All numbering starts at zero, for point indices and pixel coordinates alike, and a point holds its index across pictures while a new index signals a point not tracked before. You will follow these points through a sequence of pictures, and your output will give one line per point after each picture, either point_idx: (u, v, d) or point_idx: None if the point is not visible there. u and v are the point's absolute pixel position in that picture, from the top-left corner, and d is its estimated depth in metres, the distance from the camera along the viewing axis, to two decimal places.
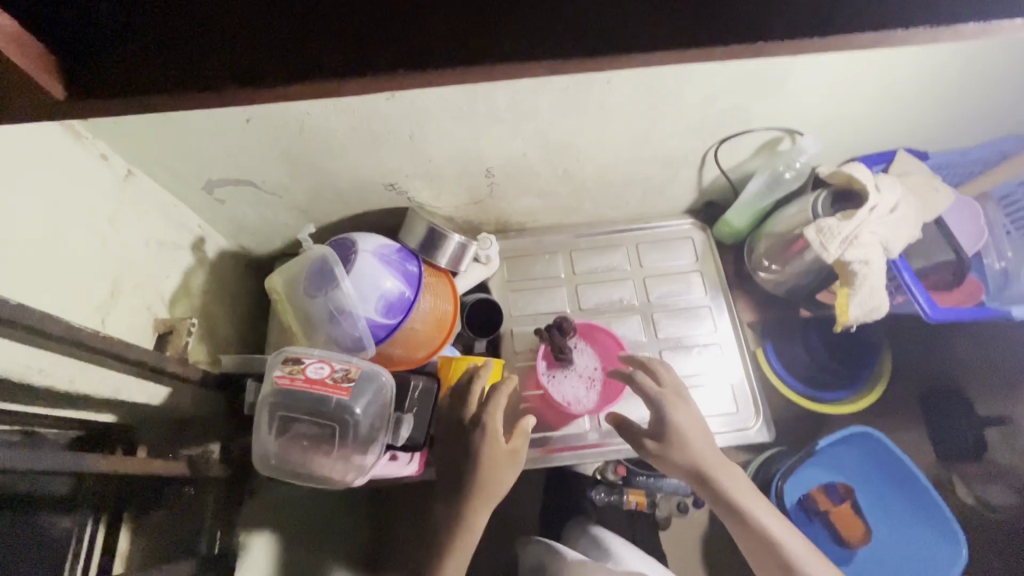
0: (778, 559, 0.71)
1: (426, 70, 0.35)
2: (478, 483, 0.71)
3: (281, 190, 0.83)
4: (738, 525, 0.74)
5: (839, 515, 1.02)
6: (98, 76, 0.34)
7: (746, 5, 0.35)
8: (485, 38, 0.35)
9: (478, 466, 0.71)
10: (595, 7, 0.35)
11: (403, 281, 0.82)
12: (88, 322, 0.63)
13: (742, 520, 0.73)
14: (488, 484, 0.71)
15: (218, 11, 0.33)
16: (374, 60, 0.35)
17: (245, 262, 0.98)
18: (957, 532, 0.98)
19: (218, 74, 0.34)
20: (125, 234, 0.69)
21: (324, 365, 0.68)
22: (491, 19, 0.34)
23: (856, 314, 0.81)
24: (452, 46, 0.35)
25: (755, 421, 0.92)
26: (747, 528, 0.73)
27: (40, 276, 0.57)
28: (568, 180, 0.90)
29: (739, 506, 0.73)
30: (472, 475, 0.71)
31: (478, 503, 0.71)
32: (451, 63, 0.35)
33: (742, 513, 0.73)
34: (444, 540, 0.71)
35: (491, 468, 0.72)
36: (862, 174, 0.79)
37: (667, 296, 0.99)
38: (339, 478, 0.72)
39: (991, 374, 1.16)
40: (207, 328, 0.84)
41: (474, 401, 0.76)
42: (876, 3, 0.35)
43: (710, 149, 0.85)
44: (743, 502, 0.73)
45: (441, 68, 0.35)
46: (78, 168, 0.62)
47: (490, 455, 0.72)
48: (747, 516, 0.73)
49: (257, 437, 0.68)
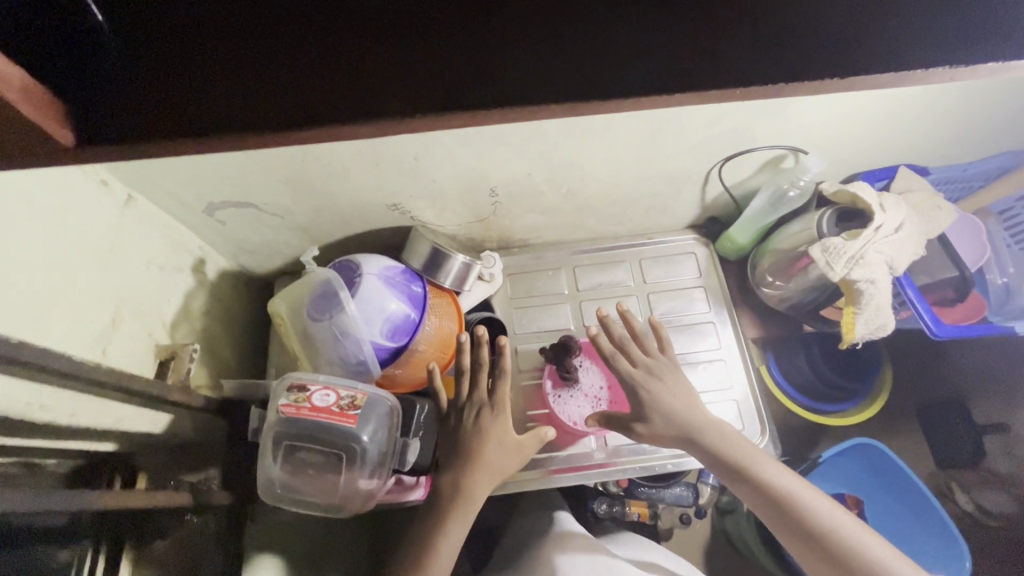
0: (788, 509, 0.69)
1: (445, 113, 0.34)
2: (483, 455, 0.72)
3: (283, 211, 0.82)
4: (746, 486, 0.72)
5: None
6: (101, 123, 0.33)
7: (760, 51, 0.35)
8: (505, 85, 0.35)
9: (483, 442, 0.73)
10: (611, 56, 0.35)
11: (407, 303, 0.81)
12: (89, 354, 0.61)
13: (748, 478, 0.72)
14: (495, 462, 0.72)
15: (233, 67, 0.34)
16: (389, 107, 0.34)
17: (245, 281, 0.96)
18: (960, 542, 0.97)
19: (220, 121, 0.33)
20: (126, 259, 0.68)
21: (329, 393, 0.68)
22: (511, 68, 0.35)
23: (863, 332, 0.82)
24: (472, 91, 0.35)
25: (762, 438, 0.90)
26: (755, 485, 0.71)
27: (41, 309, 0.55)
28: (572, 199, 0.89)
29: (744, 464, 0.72)
30: (478, 452, 0.72)
31: (482, 476, 0.72)
32: (472, 105, 0.34)
33: (748, 470, 0.72)
34: (445, 509, 0.70)
35: (497, 447, 0.73)
36: (867, 193, 0.79)
37: (671, 313, 0.98)
38: (348, 503, 0.71)
39: (990, 384, 1.16)
40: (207, 351, 0.83)
41: (482, 384, 0.76)
42: (891, 45, 0.35)
43: (714, 167, 0.85)
44: (747, 459, 0.73)
45: (461, 112, 0.34)
46: (78, 195, 0.61)
47: (497, 434, 0.74)
48: (753, 473, 0.72)
49: (262, 463, 0.68)
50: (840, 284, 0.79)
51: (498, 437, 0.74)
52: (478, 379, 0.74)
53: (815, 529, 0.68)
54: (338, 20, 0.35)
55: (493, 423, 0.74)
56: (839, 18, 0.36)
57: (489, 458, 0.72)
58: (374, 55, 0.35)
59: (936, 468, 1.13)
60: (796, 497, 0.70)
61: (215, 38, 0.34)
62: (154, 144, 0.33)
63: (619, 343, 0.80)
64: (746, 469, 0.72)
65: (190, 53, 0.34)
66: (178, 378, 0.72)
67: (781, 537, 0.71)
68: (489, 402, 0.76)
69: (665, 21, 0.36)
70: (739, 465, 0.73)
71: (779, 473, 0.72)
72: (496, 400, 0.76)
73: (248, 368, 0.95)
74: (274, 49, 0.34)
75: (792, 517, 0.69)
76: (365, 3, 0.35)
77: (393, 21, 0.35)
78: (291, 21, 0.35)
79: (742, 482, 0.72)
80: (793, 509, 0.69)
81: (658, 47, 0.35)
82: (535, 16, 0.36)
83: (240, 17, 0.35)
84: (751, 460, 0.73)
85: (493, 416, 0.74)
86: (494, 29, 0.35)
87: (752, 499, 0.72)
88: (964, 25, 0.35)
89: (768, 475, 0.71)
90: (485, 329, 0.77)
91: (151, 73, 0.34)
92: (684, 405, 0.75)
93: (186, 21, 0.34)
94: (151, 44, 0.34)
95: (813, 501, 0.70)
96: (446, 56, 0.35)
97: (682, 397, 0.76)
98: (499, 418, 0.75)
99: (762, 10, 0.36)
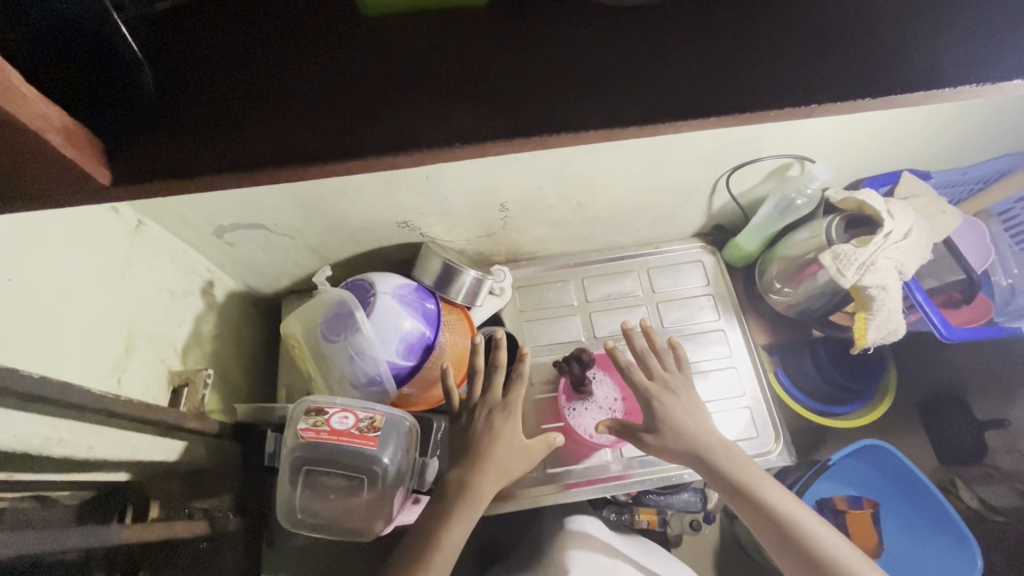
0: (789, 538, 0.68)
1: (483, 141, 0.34)
2: (492, 464, 0.71)
3: (293, 231, 0.81)
4: (746, 507, 0.71)
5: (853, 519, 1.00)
6: (134, 163, 0.34)
7: (792, 73, 0.35)
8: (547, 114, 0.35)
9: (492, 453, 0.71)
10: (649, 81, 0.35)
11: (422, 321, 0.81)
12: (104, 386, 0.61)
13: (749, 500, 0.70)
14: (509, 474, 0.71)
15: (257, 103, 0.35)
16: (422, 139, 0.34)
17: (252, 302, 0.95)
18: (976, 558, 0.95)
19: (242, 157, 0.34)
20: (137, 286, 0.67)
21: (348, 415, 0.67)
22: (545, 96, 0.35)
23: (874, 338, 0.83)
24: (507, 119, 0.34)
25: (776, 444, 0.90)
26: (755, 508, 0.70)
27: (55, 343, 0.54)
28: (581, 211, 0.89)
29: (747, 485, 0.71)
30: (492, 465, 0.71)
31: (492, 489, 0.70)
32: (508, 133, 0.34)
33: (751, 492, 0.70)
34: (442, 519, 0.67)
35: (510, 459, 0.72)
36: (874, 200, 0.81)
37: (681, 321, 0.99)
38: (369, 527, 0.71)
39: (996, 382, 1.16)
40: (219, 376, 0.82)
41: (496, 389, 0.77)
42: (920, 67, 0.35)
43: (722, 177, 0.86)
44: (751, 481, 0.71)
45: (500, 141, 0.34)
46: (91, 224, 0.60)
47: (509, 443, 0.73)
48: (756, 495, 0.70)
49: (283, 489, 0.68)
50: (851, 290, 0.80)
51: (504, 438, 0.73)
52: (490, 378, 0.74)
53: (815, 558, 0.66)
54: (362, 55, 0.36)
55: (504, 431, 0.73)
56: (866, 41, 0.36)
57: (494, 461, 0.71)
58: (397, 86, 0.35)
59: (942, 467, 1.13)
60: (798, 523, 0.68)
61: (246, 79, 0.35)
62: (187, 179, 0.33)
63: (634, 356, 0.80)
64: (747, 491, 0.70)
65: (223, 94, 0.35)
66: (192, 405, 0.72)
67: (779, 561, 0.70)
68: (499, 403, 0.75)
69: (697, 45, 0.36)
70: (742, 486, 0.71)
71: (782, 498, 0.70)
72: (509, 405, 0.75)
73: (255, 390, 0.93)
74: (304, 87, 0.35)
75: (792, 544, 0.68)
76: (393, 42, 0.36)
77: (423, 61, 0.36)
78: (322, 63, 0.36)
79: (742, 503, 0.71)
80: (794, 535, 0.67)
81: (690, 70, 0.35)
82: (569, 48, 0.36)
83: (271, 60, 0.36)
84: (755, 482, 0.71)
85: (501, 414, 0.74)
86: (525, 60, 0.36)
87: (751, 521, 0.71)
88: (991, 43, 0.35)
89: (771, 498, 0.70)
90: (503, 334, 0.80)
91: (179, 113, 0.34)
92: (700, 417, 0.76)
93: (220, 66, 0.36)
94: (179, 84, 0.35)
95: (813, 529, 0.68)
96: (474, 86, 0.35)
97: (698, 410, 0.76)
98: (510, 421, 0.74)
99: (793, 34, 0.36)
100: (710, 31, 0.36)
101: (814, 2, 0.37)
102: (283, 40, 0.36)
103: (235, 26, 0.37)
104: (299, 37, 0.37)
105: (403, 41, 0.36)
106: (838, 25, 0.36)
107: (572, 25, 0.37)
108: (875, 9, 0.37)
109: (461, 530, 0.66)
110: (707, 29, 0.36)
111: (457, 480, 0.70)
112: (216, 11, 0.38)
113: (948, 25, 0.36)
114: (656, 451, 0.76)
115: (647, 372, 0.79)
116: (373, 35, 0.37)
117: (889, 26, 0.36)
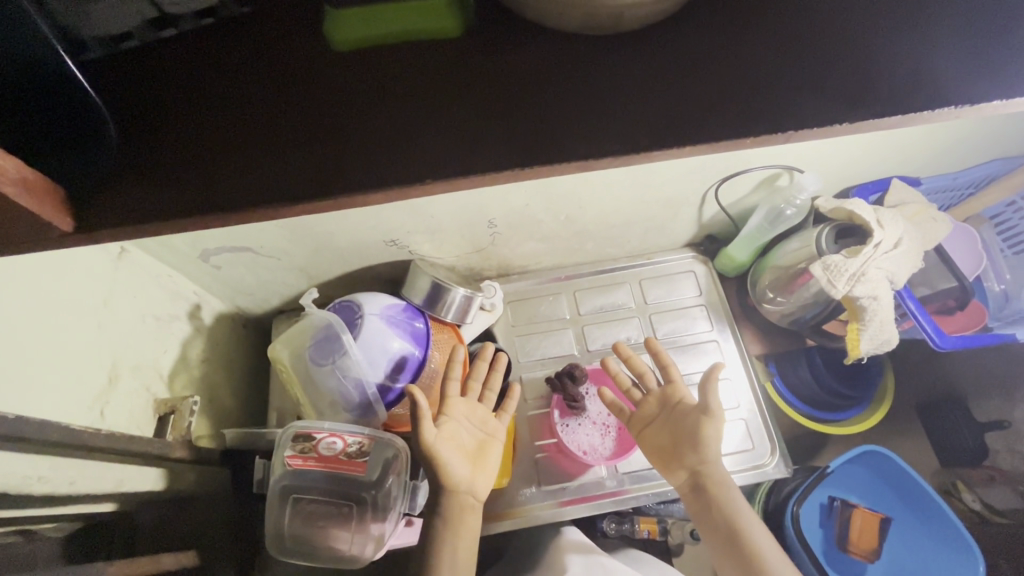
0: (741, 561, 0.66)
1: (477, 173, 0.34)
2: (453, 486, 0.67)
3: (281, 253, 0.80)
4: (716, 536, 0.69)
5: (855, 519, 0.97)
6: (112, 210, 0.35)
7: (773, 99, 0.35)
8: (532, 142, 0.35)
9: (454, 473, 0.68)
10: (623, 115, 0.35)
11: (411, 341, 0.80)
12: (87, 420, 0.60)
13: (726, 528, 0.68)
14: (462, 491, 0.68)
15: (244, 143, 0.36)
16: (413, 171, 0.34)
17: (242, 322, 0.94)
18: (978, 568, 0.92)
19: (225, 198, 0.34)
20: (121, 314, 0.66)
21: (336, 440, 0.68)
22: (539, 125, 0.35)
23: (867, 347, 0.83)
24: (505, 151, 0.34)
25: (772, 457, 0.89)
26: (727, 538, 0.68)
27: (34, 381, 0.54)
28: (571, 225, 0.89)
29: (730, 514, 0.69)
30: (453, 483, 0.67)
31: (459, 509, 0.67)
32: (506, 165, 0.34)
33: (732, 521, 0.68)
34: (433, 544, 0.65)
35: (467, 476, 0.68)
36: (862, 210, 0.80)
37: (675, 332, 0.98)
38: (359, 554, 0.70)
39: (996, 383, 1.15)
40: (206, 399, 0.81)
41: (466, 401, 0.75)
42: (892, 91, 0.35)
43: (710, 188, 0.85)
44: (737, 513, 0.69)
45: (495, 171, 0.34)
46: (75, 256, 0.60)
47: (466, 457, 0.70)
48: (738, 526, 0.68)
49: (269, 518, 0.69)
50: (842, 300, 0.80)
51: (448, 436, 0.70)
52: (453, 378, 0.74)
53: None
54: (345, 89, 0.37)
55: (461, 447, 0.70)
56: (841, 69, 0.36)
57: (445, 468, 0.67)
58: (381, 120, 0.36)
59: (942, 469, 1.10)
60: (768, 566, 0.65)
61: (224, 118, 0.37)
62: (170, 222, 0.34)
63: (636, 374, 0.81)
64: (728, 520, 0.69)
65: (208, 134, 0.36)
66: (179, 435, 0.71)
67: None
68: (466, 413, 0.74)
69: (670, 76, 0.36)
70: (724, 515, 0.69)
71: (749, 518, 0.69)
72: (472, 418, 0.74)
73: (245, 409, 0.92)
74: (288, 123, 0.36)
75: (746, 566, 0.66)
76: (373, 76, 0.37)
77: (402, 91, 0.37)
78: (303, 98, 0.37)
79: (716, 533, 0.69)
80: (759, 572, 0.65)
81: (667, 99, 0.35)
82: (550, 76, 0.37)
83: (254, 98, 0.37)
84: (739, 513, 0.69)
85: (454, 416, 0.72)
86: (501, 88, 0.36)
87: (716, 550, 0.69)
88: (971, 70, 0.35)
89: (748, 524, 0.68)
90: (507, 355, 0.83)
91: (164, 158, 0.36)
92: (715, 421, 0.72)
93: (202, 109, 0.37)
94: (163, 130, 0.36)
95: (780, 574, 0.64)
96: (457, 117, 0.36)
97: (713, 415, 0.72)
98: (469, 430, 0.73)
99: (770, 65, 0.36)
100: (682, 66, 0.36)
101: (784, 32, 0.37)
102: (261, 80, 0.38)
103: (215, 66, 0.39)
104: (282, 75, 0.38)
105: (380, 74, 0.37)
106: (813, 56, 0.36)
107: (551, 56, 0.37)
108: (849, 37, 0.37)
109: (449, 554, 0.65)
110: (679, 63, 0.36)
111: (435, 511, 0.67)
112: (188, 50, 0.39)
113: (924, 55, 0.36)
114: (658, 454, 0.76)
115: (642, 394, 0.81)
116: (347, 69, 0.38)
117: (858, 52, 0.36)
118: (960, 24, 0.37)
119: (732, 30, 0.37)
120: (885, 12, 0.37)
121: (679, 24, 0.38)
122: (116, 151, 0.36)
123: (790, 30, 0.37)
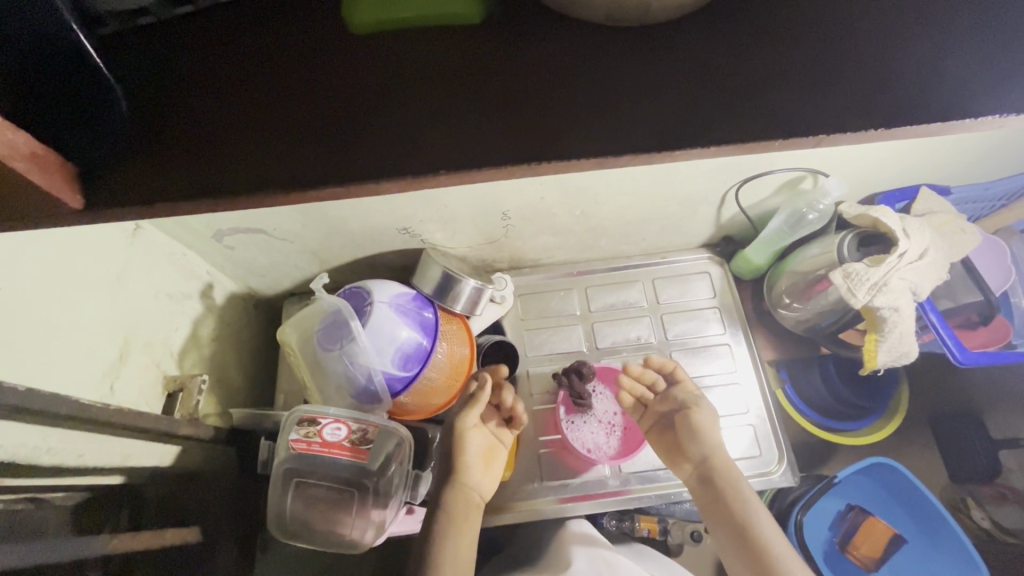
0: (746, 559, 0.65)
1: (491, 164, 0.33)
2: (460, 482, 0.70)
3: (293, 236, 0.80)
4: (723, 529, 0.68)
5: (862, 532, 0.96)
6: (120, 188, 0.35)
7: (801, 105, 0.33)
8: (548, 135, 0.34)
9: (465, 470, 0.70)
10: (643, 115, 0.34)
11: (419, 330, 0.80)
12: (96, 394, 0.60)
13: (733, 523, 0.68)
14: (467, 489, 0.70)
15: (253, 122, 0.35)
16: (424, 160, 0.33)
17: (253, 302, 0.95)
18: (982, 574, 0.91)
19: (233, 178, 0.34)
20: (134, 291, 0.67)
21: (341, 426, 0.67)
22: (558, 118, 0.34)
23: (884, 360, 0.81)
24: (521, 143, 0.33)
25: (779, 465, 0.88)
26: (733, 533, 0.67)
27: (47, 355, 0.54)
28: (585, 220, 0.87)
29: (737, 509, 0.68)
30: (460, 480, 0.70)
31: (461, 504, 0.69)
32: (521, 158, 0.33)
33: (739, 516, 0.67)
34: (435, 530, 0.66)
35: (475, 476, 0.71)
36: (889, 218, 0.78)
37: (686, 333, 0.96)
38: (359, 538, 0.72)
39: (1015, 400, 1.11)
40: (215, 378, 0.82)
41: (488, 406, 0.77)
42: (927, 95, 0.33)
43: (731, 189, 0.83)
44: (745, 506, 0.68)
45: (512, 164, 0.33)
46: (91, 234, 0.60)
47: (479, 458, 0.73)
48: (747, 522, 0.67)
49: (273, 500, 0.69)
50: (862, 309, 0.78)
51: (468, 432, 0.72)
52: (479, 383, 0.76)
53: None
54: (359, 71, 0.36)
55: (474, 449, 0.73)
56: (877, 71, 0.34)
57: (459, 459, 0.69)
58: (393, 103, 0.35)
59: (953, 484, 1.07)
60: (774, 561, 0.63)
61: (237, 102, 0.36)
62: (180, 201, 0.34)
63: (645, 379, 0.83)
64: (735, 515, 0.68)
65: (217, 111, 0.36)
66: (186, 411, 0.72)
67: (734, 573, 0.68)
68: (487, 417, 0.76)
69: (697, 73, 0.35)
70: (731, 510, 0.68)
71: (759, 514, 0.67)
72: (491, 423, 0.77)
73: (252, 389, 0.93)
74: (297, 102, 0.35)
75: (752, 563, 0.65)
76: (387, 58, 0.37)
77: (416, 74, 0.36)
78: (314, 78, 0.36)
79: (723, 528, 0.68)
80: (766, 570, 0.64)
81: (691, 97, 0.34)
82: (574, 67, 0.36)
83: (263, 75, 0.37)
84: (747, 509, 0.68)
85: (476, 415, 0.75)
86: (519, 80, 0.35)
87: (724, 547, 0.68)
88: (1013, 76, 0.33)
89: (757, 522, 0.67)
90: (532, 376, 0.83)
91: (173, 134, 0.35)
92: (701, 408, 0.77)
93: (212, 85, 0.37)
94: (175, 106, 0.36)
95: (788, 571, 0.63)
96: (470, 104, 0.35)
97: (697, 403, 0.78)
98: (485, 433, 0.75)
99: (803, 67, 0.34)
100: (710, 62, 0.35)
101: (823, 30, 0.35)
102: (275, 62, 0.37)
103: (228, 43, 0.38)
104: (296, 54, 0.37)
105: (399, 61, 0.36)
106: (850, 55, 0.34)
107: (574, 47, 0.36)
108: (885, 37, 0.35)
109: (450, 544, 0.65)
110: (706, 59, 0.35)
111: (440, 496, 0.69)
112: (200, 24, 0.39)
113: (965, 58, 0.34)
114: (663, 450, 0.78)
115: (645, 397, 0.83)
116: (364, 52, 0.37)
117: (892, 54, 0.34)
118: (1004, 27, 0.35)
119: (764, 28, 0.36)
120: (925, 13, 0.36)
121: (707, 20, 0.36)
122: (127, 130, 0.36)
123: (826, 29, 0.35)
